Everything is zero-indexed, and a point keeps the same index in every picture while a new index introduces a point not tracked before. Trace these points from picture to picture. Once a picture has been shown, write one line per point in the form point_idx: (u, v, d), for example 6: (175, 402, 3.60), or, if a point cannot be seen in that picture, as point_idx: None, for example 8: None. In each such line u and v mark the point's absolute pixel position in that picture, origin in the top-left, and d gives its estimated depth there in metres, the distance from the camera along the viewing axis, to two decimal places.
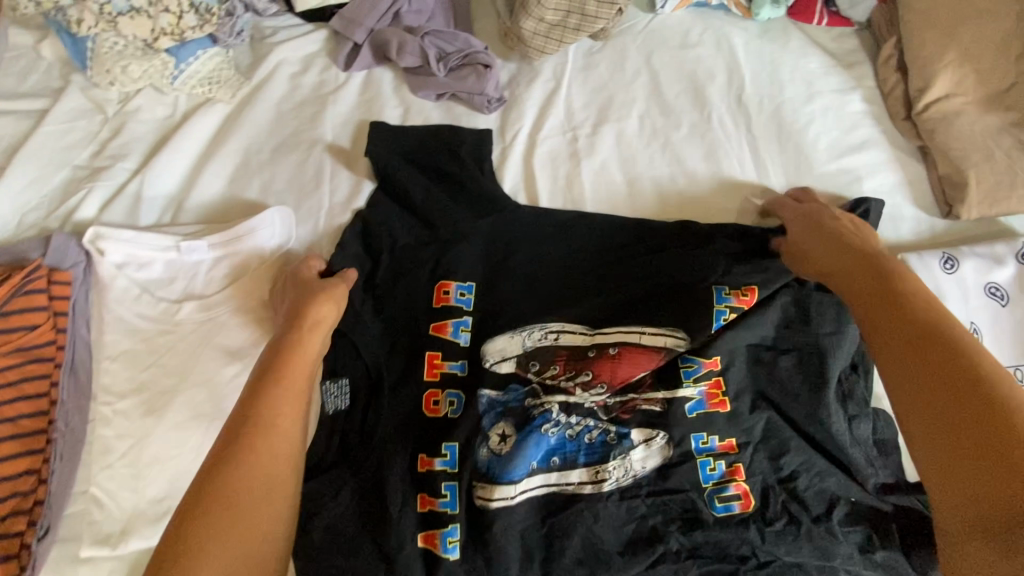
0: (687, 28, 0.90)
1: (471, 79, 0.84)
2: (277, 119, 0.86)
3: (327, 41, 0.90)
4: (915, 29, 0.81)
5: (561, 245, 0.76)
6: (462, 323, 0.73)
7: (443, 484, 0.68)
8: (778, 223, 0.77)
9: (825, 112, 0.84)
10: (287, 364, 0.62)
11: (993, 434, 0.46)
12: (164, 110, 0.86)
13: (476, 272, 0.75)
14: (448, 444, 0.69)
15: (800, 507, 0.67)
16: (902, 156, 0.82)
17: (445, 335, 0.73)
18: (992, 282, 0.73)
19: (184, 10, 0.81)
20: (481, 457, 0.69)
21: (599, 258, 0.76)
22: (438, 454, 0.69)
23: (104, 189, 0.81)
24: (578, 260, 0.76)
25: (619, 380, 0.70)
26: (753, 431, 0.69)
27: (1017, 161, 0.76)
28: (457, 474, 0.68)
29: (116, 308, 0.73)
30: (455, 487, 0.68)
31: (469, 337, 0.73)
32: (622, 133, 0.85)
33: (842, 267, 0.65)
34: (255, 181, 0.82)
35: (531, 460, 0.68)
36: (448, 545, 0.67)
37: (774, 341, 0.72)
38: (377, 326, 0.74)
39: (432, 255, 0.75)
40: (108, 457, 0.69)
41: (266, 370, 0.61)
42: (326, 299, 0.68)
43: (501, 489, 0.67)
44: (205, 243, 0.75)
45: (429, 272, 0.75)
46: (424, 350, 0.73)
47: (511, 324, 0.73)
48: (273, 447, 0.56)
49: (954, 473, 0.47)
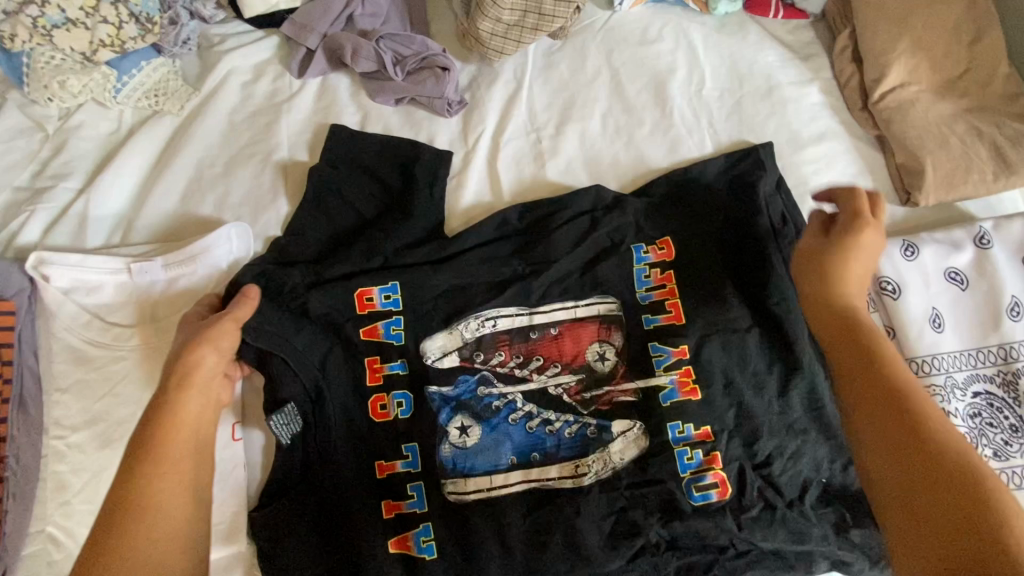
0: (646, 24, 0.90)
1: (430, 83, 0.82)
2: (230, 131, 0.83)
3: (279, 48, 0.88)
4: (868, 19, 0.82)
5: (493, 232, 0.76)
6: (393, 323, 0.71)
7: (408, 485, 0.67)
8: (721, 197, 0.77)
9: (784, 104, 0.84)
10: (161, 442, 0.56)
11: (958, 498, 0.47)
12: (108, 125, 0.83)
13: (418, 265, 0.73)
14: (408, 445, 0.68)
15: (775, 492, 0.67)
16: (861, 146, 0.83)
17: (378, 339, 0.71)
18: (952, 266, 0.72)
19: (124, 20, 0.77)
20: (446, 452, 0.68)
21: (534, 239, 0.75)
22: (402, 456, 0.68)
23: (46, 211, 0.77)
24: (537, 250, 0.74)
25: (567, 358, 0.71)
26: (724, 418, 0.68)
27: (970, 147, 0.77)
28: (421, 472, 0.68)
29: (65, 336, 0.70)
30: (422, 486, 0.67)
31: (402, 335, 0.71)
32: (586, 133, 0.84)
33: (814, 282, 0.64)
34: (209, 195, 0.79)
35: (507, 455, 0.68)
36: (423, 545, 0.66)
37: (739, 325, 0.71)
38: (319, 330, 0.70)
39: (363, 252, 0.73)
40: (65, 493, 0.66)
41: (137, 451, 0.55)
42: (199, 349, 0.61)
43: (474, 482, 0.67)
44: (158, 264, 0.72)
45: (366, 271, 0.72)
46: (362, 358, 0.70)
47: (446, 319, 0.71)
48: (155, 531, 0.52)
49: (909, 511, 0.49)
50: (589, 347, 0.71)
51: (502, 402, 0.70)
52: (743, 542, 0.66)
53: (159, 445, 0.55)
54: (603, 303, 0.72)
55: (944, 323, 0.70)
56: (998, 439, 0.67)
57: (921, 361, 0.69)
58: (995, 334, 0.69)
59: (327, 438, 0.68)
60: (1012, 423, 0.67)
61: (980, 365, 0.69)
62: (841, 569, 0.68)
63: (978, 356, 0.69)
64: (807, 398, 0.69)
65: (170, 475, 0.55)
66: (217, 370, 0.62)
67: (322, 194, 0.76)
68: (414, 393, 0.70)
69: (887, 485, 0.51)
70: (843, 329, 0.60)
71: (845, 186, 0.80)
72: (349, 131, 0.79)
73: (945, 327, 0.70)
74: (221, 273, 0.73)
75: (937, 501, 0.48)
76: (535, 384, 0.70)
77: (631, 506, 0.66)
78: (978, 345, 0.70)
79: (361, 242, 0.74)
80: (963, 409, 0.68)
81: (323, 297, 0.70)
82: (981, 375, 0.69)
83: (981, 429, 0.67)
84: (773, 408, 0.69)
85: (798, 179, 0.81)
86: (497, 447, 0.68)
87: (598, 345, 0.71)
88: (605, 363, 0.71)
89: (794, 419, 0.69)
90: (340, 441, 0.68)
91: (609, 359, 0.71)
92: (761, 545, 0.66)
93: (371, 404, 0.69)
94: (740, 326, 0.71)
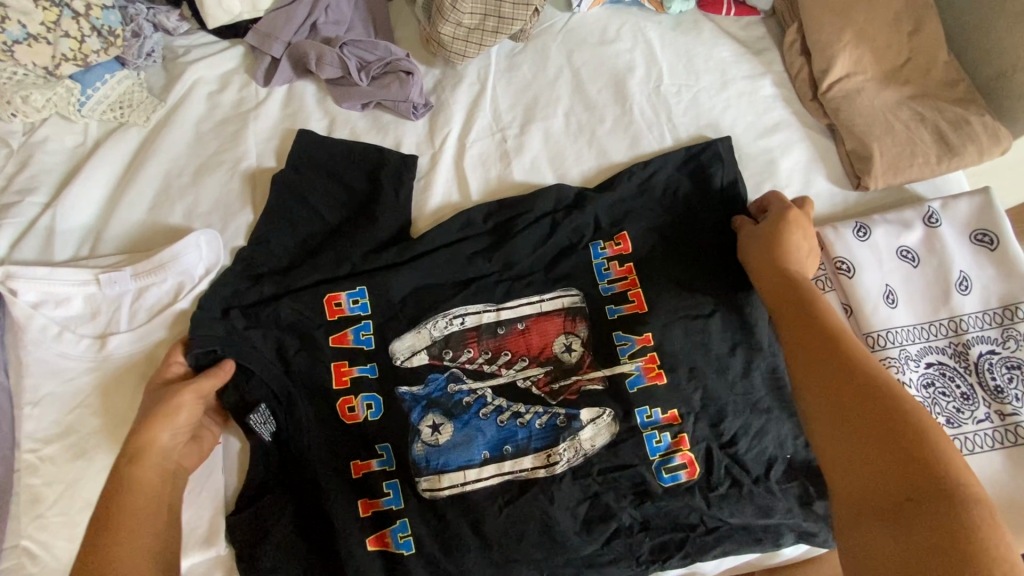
0: (604, 24, 0.92)
1: (395, 87, 0.84)
2: (197, 141, 0.84)
3: (244, 58, 0.89)
4: (814, 13, 0.85)
5: (458, 234, 0.77)
6: (362, 329, 0.72)
7: (384, 483, 0.68)
8: (680, 190, 0.79)
9: (739, 97, 0.88)
10: (122, 511, 0.59)
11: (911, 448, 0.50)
12: (73, 139, 0.83)
13: (385, 270, 0.74)
14: (381, 444, 0.69)
15: (741, 471, 0.69)
16: (813, 135, 0.86)
17: (347, 344, 0.72)
18: (902, 245, 0.75)
19: (86, 34, 0.77)
20: (418, 451, 0.69)
21: (498, 239, 0.77)
22: (376, 454, 0.69)
23: (12, 226, 0.77)
24: (502, 248, 0.76)
25: (535, 352, 0.73)
26: (689, 403, 0.70)
27: (914, 132, 0.81)
28: (396, 470, 0.69)
29: (35, 350, 0.69)
30: (397, 484, 0.68)
31: (372, 340, 0.72)
32: (550, 131, 0.86)
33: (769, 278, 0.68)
34: (178, 204, 0.80)
35: (481, 449, 0.69)
36: (400, 540, 0.67)
37: (700, 310, 0.73)
38: (290, 337, 0.71)
39: (331, 259, 0.74)
40: (38, 507, 0.65)
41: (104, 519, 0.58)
42: (154, 427, 0.63)
43: (449, 477, 0.68)
44: (126, 273, 0.73)
45: (333, 277, 0.74)
46: (329, 363, 0.71)
47: (414, 319, 0.73)
48: None
49: (870, 465, 0.51)
50: (557, 339, 0.73)
51: (473, 397, 0.71)
52: (712, 521, 0.68)
53: (120, 515, 0.58)
54: (567, 296, 0.74)
55: (897, 299, 0.73)
56: (951, 406, 0.69)
57: (876, 336, 0.72)
58: (945, 308, 0.73)
59: (302, 442, 0.69)
60: (963, 392, 0.70)
61: (931, 336, 0.72)
62: (807, 540, 0.71)
63: (929, 330, 0.72)
64: (768, 379, 0.72)
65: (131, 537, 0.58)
66: (178, 438, 0.65)
67: (286, 200, 0.77)
68: (384, 393, 0.71)
69: (843, 449, 0.53)
70: (796, 305, 0.64)
71: (799, 173, 0.84)
72: (315, 137, 0.80)
73: (898, 303, 0.73)
74: (190, 280, 0.74)
75: (892, 459, 0.50)
76: (503, 379, 0.72)
77: (603, 491, 0.68)
78: (932, 318, 0.72)
79: (331, 246, 0.75)
80: (917, 379, 0.71)
81: (289, 306, 0.72)
82: (933, 347, 0.72)
83: (934, 398, 0.70)
84: (736, 391, 0.71)
85: (754, 168, 0.84)
86: (470, 442, 0.69)
87: (564, 337, 0.73)
88: (572, 355, 0.73)
89: (756, 400, 0.71)
90: (315, 445, 0.69)
91: (575, 350, 0.73)
92: (729, 522, 0.68)
93: (340, 408, 0.70)
94: (701, 312, 0.73)
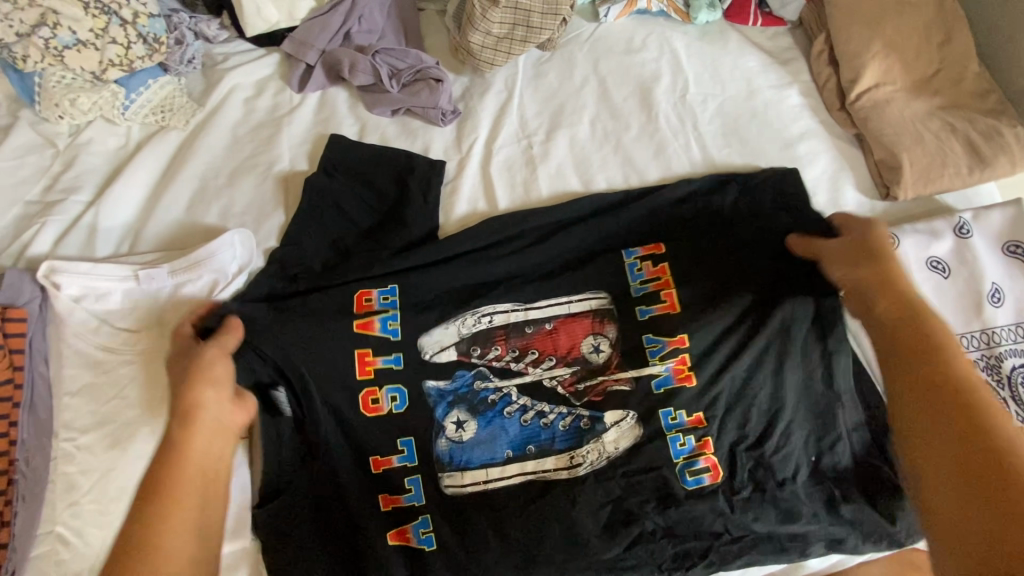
0: (631, 34, 0.94)
1: (425, 94, 0.86)
2: (233, 144, 0.87)
3: (280, 65, 0.92)
4: (841, 24, 0.86)
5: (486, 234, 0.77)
6: (389, 318, 0.72)
7: (406, 479, 0.69)
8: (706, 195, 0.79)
9: (765, 107, 0.88)
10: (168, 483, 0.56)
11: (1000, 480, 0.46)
12: (116, 140, 0.86)
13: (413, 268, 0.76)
14: (403, 440, 0.70)
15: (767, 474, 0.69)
16: (841, 144, 0.86)
17: (373, 332, 0.72)
18: (932, 256, 0.74)
19: (132, 40, 0.81)
20: (442, 447, 0.70)
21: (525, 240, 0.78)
22: (399, 450, 0.70)
23: (57, 223, 0.80)
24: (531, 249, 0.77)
25: (562, 352, 0.73)
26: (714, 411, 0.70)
27: (945, 142, 0.80)
28: (417, 466, 0.69)
29: (76, 341, 0.72)
30: (418, 480, 0.69)
31: (398, 331, 0.72)
32: (575, 138, 0.87)
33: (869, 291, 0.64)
34: (214, 205, 0.83)
35: (504, 449, 0.69)
36: (421, 536, 0.68)
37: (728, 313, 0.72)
38: (313, 323, 0.70)
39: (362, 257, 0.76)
40: (74, 494, 0.67)
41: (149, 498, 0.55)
42: (197, 388, 0.62)
43: (471, 474, 0.69)
44: (164, 270, 0.75)
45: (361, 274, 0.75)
46: (354, 351, 0.71)
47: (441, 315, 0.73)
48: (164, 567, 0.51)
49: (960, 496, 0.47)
50: (584, 340, 0.73)
51: (498, 395, 0.72)
52: (736, 529, 0.68)
53: (169, 482, 0.55)
54: (594, 298, 0.75)
55: None
56: None
57: None
58: (978, 320, 0.71)
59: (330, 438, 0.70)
60: None
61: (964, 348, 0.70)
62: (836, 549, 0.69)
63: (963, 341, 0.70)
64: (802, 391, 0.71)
65: (183, 510, 0.55)
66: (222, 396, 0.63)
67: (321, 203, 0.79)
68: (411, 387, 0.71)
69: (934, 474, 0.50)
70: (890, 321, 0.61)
71: (827, 182, 0.83)
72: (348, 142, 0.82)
73: None
74: (224, 277, 0.76)
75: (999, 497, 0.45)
76: (530, 377, 0.72)
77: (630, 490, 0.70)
78: (965, 329, 0.71)
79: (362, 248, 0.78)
80: None
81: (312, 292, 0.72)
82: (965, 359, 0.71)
83: None
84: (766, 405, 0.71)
85: None
86: (493, 440, 0.70)
87: (592, 338, 0.73)
88: (600, 355, 0.73)
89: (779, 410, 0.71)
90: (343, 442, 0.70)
91: (603, 353, 0.73)
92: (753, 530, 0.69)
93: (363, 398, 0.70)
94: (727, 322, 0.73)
